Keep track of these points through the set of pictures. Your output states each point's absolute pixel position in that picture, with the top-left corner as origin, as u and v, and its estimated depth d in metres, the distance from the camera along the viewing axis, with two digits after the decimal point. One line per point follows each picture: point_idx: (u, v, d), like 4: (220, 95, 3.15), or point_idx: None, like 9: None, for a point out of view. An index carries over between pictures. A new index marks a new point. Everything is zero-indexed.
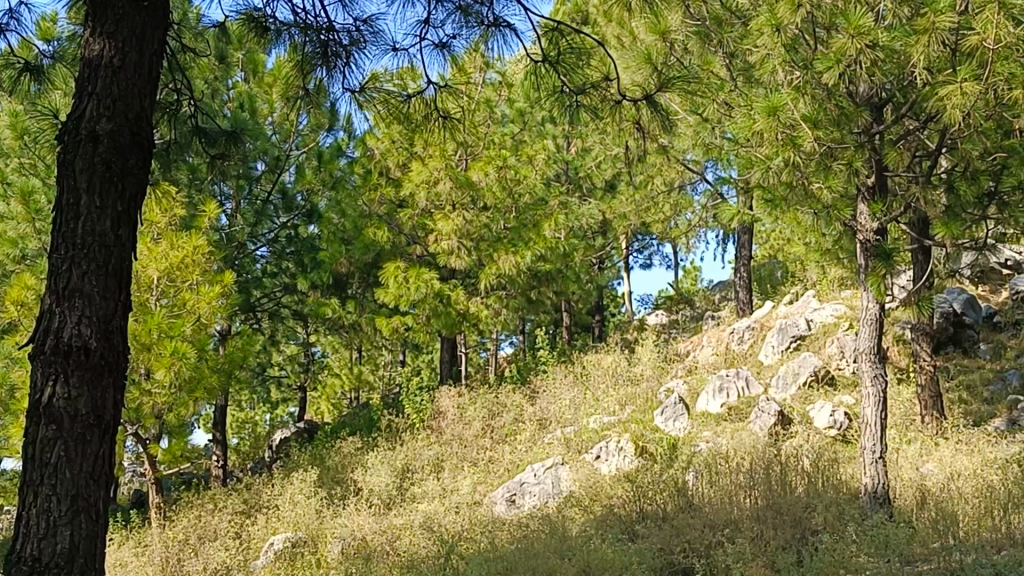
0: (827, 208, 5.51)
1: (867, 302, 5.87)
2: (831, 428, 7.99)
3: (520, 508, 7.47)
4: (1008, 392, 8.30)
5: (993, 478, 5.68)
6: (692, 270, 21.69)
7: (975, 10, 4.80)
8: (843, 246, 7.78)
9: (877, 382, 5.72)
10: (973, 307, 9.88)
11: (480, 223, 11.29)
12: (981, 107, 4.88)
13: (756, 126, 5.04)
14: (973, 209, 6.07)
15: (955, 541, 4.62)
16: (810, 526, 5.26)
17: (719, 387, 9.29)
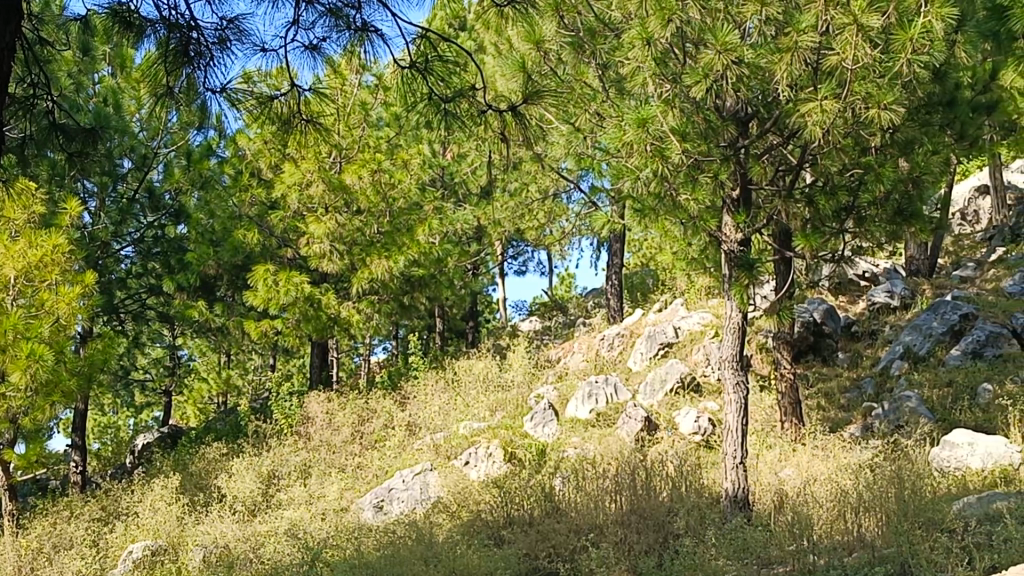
0: (693, 219, 5.62)
1: (730, 311, 6.02)
2: (695, 434, 8.15)
3: (387, 515, 7.43)
4: (863, 399, 8.62)
5: (846, 482, 5.88)
6: (567, 276, 21.92)
7: (836, 31, 4.99)
8: (710, 257, 7.94)
9: (739, 389, 5.87)
10: (833, 317, 10.22)
11: (353, 227, 11.22)
12: (839, 125, 5.07)
13: (626, 137, 5.12)
14: (831, 224, 6.27)
15: (810, 544, 4.76)
16: (672, 530, 5.36)
17: (587, 394, 9.41)
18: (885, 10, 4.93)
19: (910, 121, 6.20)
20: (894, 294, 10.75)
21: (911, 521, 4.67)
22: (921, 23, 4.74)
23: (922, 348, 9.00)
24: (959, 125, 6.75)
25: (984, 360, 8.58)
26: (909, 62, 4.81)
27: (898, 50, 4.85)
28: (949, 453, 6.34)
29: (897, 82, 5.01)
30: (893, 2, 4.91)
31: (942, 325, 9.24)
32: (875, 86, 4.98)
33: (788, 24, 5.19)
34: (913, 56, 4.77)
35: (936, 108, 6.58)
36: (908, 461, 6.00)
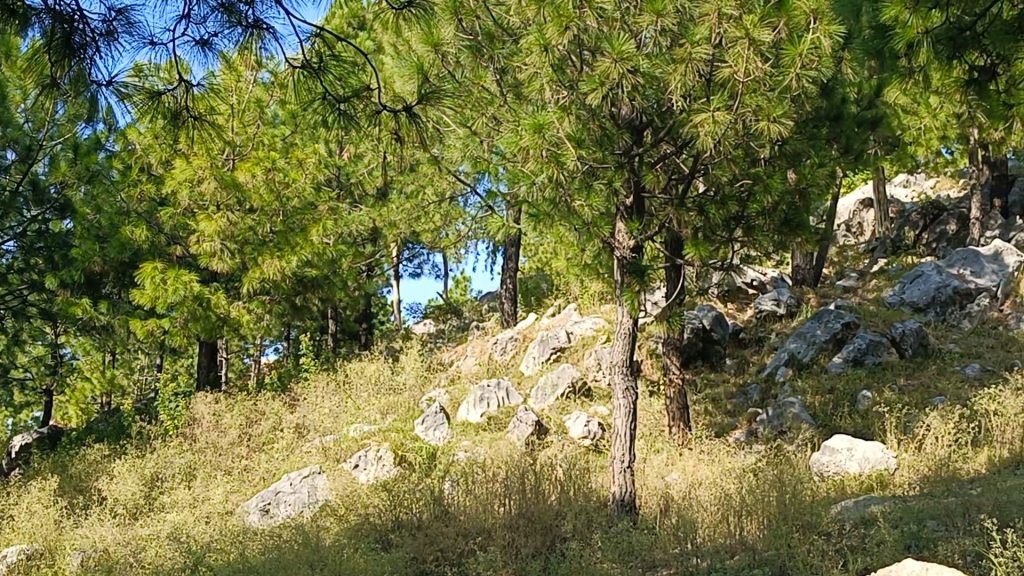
0: (587, 225, 5.66)
1: (621, 316, 6.09)
2: (585, 438, 8.21)
3: (273, 518, 7.33)
4: (749, 405, 8.80)
5: (730, 485, 5.99)
6: (462, 280, 21.96)
7: (729, 44, 5.09)
8: (603, 263, 8.00)
9: (628, 394, 5.95)
10: (721, 324, 10.40)
11: (245, 225, 11.02)
12: (730, 136, 5.19)
13: (521, 142, 5.14)
14: (721, 233, 6.39)
15: (694, 547, 4.84)
16: (559, 534, 5.41)
17: (479, 398, 9.41)
18: (776, 24, 5.04)
19: (797, 134, 6.38)
20: (781, 302, 11.00)
21: (791, 524, 4.76)
22: (810, 39, 4.87)
23: (806, 356, 9.23)
24: (844, 140, 6.94)
25: (865, 367, 8.84)
26: (798, 76, 4.95)
27: (787, 65, 4.98)
28: (829, 458, 6.51)
29: (786, 96, 5.16)
30: (784, 17, 5.02)
31: (825, 333, 9.48)
32: (765, 100, 5.11)
33: (683, 35, 5.27)
34: (802, 71, 4.91)
35: (823, 122, 6.76)
36: (790, 466, 6.14)
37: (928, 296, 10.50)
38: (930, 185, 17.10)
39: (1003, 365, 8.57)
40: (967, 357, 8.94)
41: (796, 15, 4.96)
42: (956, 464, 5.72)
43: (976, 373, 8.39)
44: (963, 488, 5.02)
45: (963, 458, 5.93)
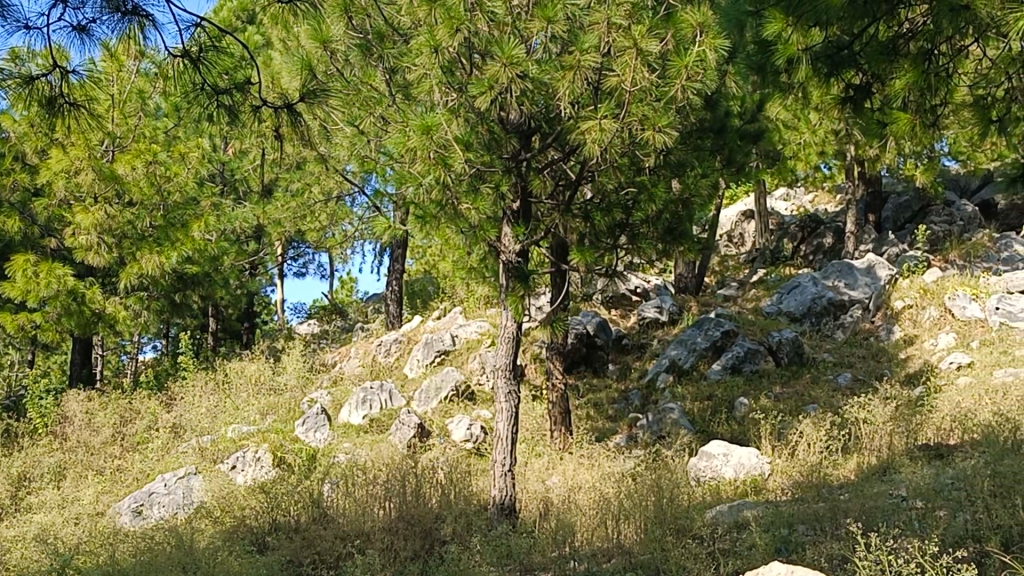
0: (473, 228, 5.66)
1: (505, 320, 6.09)
2: (467, 441, 8.21)
3: (146, 519, 7.14)
4: (629, 410, 8.91)
5: (608, 489, 6.04)
6: (348, 280, 21.80)
7: (617, 53, 5.14)
8: (489, 267, 8.02)
9: (511, 398, 5.97)
10: (605, 330, 10.54)
11: (124, 219, 10.70)
12: (616, 144, 5.27)
13: (409, 143, 5.10)
14: (606, 239, 6.47)
15: (571, 551, 4.86)
16: (439, 537, 5.40)
17: (361, 399, 9.33)
18: (663, 36, 5.11)
19: (682, 145, 6.50)
20: (663, 309, 11.17)
21: (666, 528, 4.83)
22: (696, 52, 4.97)
23: (686, 362, 9.39)
24: (728, 153, 7.00)
25: (742, 374, 9.04)
26: (683, 88, 5.07)
27: (673, 76, 5.09)
28: (706, 463, 6.64)
29: (672, 106, 5.27)
30: (671, 29, 5.09)
31: (705, 340, 9.66)
32: (651, 110, 5.21)
33: (573, 42, 5.30)
34: (687, 82, 5.03)
35: (707, 134, 6.88)
36: (668, 471, 6.23)
37: (804, 306, 10.78)
38: (809, 200, 17.60)
39: (873, 375, 8.86)
40: (840, 367, 9.21)
41: (683, 27, 5.06)
42: (826, 470, 5.88)
43: (847, 382, 8.66)
44: (833, 493, 5.16)
45: (833, 463, 6.09)
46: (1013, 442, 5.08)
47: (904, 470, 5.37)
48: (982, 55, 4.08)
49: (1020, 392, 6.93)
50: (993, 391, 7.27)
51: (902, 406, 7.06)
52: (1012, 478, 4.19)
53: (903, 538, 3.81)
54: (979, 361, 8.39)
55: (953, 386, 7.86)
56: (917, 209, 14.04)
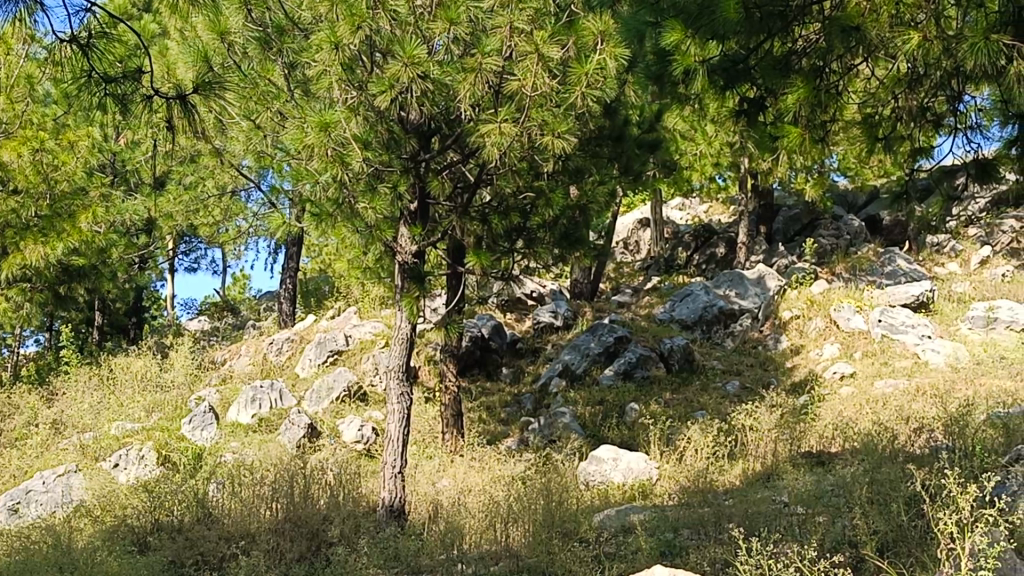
0: (369, 227, 5.58)
1: (399, 321, 6.04)
2: (358, 442, 8.12)
3: (21, 519, 6.91)
4: (521, 414, 8.93)
5: (498, 492, 6.03)
6: (241, 277, 21.46)
7: (519, 57, 5.17)
8: (385, 267, 7.96)
9: (402, 399, 5.92)
10: (500, 334, 10.56)
11: (7, 207, 10.34)
12: (515, 148, 5.28)
13: (306, 140, 5.00)
14: (503, 243, 6.46)
15: (459, 553, 4.82)
16: (326, 539, 5.32)
17: (251, 398, 9.18)
18: (565, 43, 5.16)
19: (580, 151, 6.56)
20: (558, 314, 11.24)
21: (553, 532, 4.83)
22: (596, 60, 5.02)
23: (578, 367, 9.46)
24: (625, 161, 7.05)
25: (633, 380, 9.13)
26: (583, 94, 5.13)
27: (573, 82, 5.15)
28: (595, 467, 6.68)
29: (570, 112, 5.34)
30: (573, 37, 5.14)
31: (598, 346, 9.74)
32: (551, 115, 5.24)
33: (474, 46, 5.30)
34: (586, 89, 5.08)
35: (605, 141, 6.94)
36: (557, 474, 6.25)
37: (696, 314, 10.95)
38: (703, 210, 17.90)
39: (760, 383, 9.04)
40: (728, 374, 9.38)
41: (585, 34, 5.09)
42: (713, 475, 5.97)
43: (735, 390, 8.81)
44: (718, 499, 5.23)
45: (719, 469, 6.18)
46: (890, 451, 5.22)
47: (788, 476, 5.48)
48: (870, 74, 4.20)
49: (899, 403, 7.14)
50: (873, 401, 7.47)
51: (786, 413, 7.20)
52: (889, 485, 4.29)
53: (782, 543, 3.88)
54: (861, 371, 8.63)
55: (836, 395, 8.06)
56: (806, 222, 14.39)
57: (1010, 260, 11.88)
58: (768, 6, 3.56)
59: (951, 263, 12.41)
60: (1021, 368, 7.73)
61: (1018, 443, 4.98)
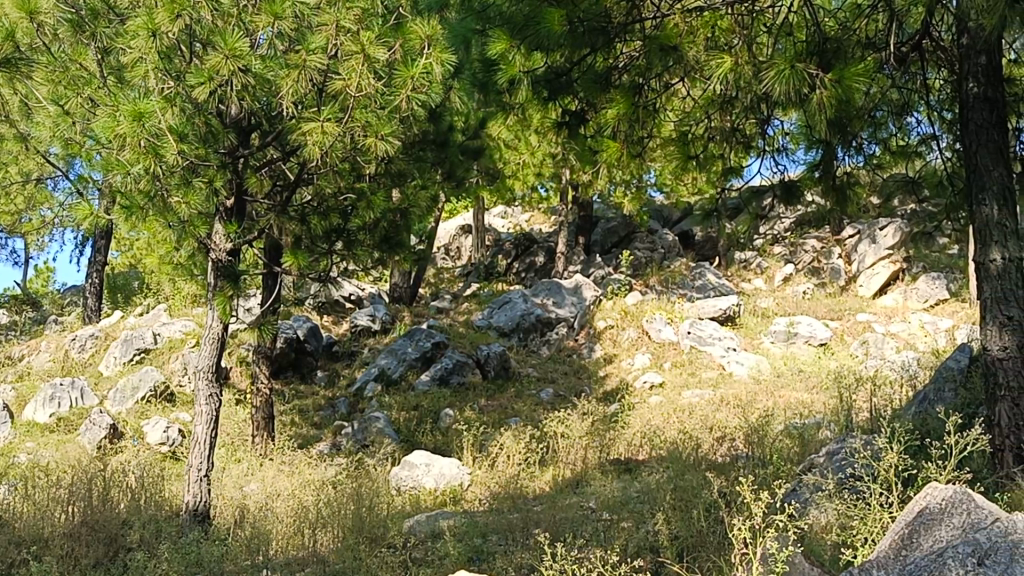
0: (183, 223, 5.35)
1: (211, 321, 5.85)
2: (163, 444, 7.85)
3: None
4: (335, 418, 8.80)
5: (308, 497, 5.90)
6: (44, 269, 20.52)
7: (344, 57, 5.12)
8: (198, 265, 7.74)
9: (211, 401, 5.74)
10: (315, 336, 10.42)
11: None
12: (337, 148, 5.18)
13: (117, 129, 4.77)
14: (321, 244, 6.30)
15: (265, 559, 4.68)
16: (125, 544, 5.11)
17: (49, 397, 8.75)
18: (392, 45, 5.20)
19: (404, 155, 6.56)
20: (376, 318, 11.23)
21: (361, 537, 4.77)
22: (422, 64, 5.03)
23: (395, 371, 9.42)
24: (449, 167, 7.09)
25: (449, 386, 9.14)
26: (408, 98, 5.12)
27: (399, 85, 5.13)
28: (407, 473, 6.66)
29: (395, 116, 5.25)
30: (399, 39, 5.18)
31: (415, 351, 9.73)
32: (375, 117, 5.16)
33: (298, 42, 5.14)
34: (412, 93, 5.09)
35: (429, 145, 6.94)
36: (368, 479, 6.18)
37: (513, 321, 11.06)
38: (525, 219, 18.16)
39: (573, 391, 9.19)
40: (542, 382, 9.51)
41: (412, 38, 5.11)
42: (524, 481, 6.01)
43: (549, 397, 8.94)
44: (528, 504, 5.27)
45: (530, 475, 6.22)
46: (693, 459, 5.39)
47: (596, 483, 5.59)
48: (686, 94, 4.30)
49: (705, 412, 7.38)
50: (681, 410, 7.70)
51: (597, 420, 7.33)
52: (689, 491, 4.41)
53: (585, 548, 3.94)
54: (669, 381, 8.88)
55: (645, 404, 8.27)
56: (623, 235, 14.75)
57: (811, 278, 12.48)
58: (591, 21, 3.62)
59: (757, 279, 12.94)
60: (816, 381, 8.11)
61: (810, 452, 5.22)
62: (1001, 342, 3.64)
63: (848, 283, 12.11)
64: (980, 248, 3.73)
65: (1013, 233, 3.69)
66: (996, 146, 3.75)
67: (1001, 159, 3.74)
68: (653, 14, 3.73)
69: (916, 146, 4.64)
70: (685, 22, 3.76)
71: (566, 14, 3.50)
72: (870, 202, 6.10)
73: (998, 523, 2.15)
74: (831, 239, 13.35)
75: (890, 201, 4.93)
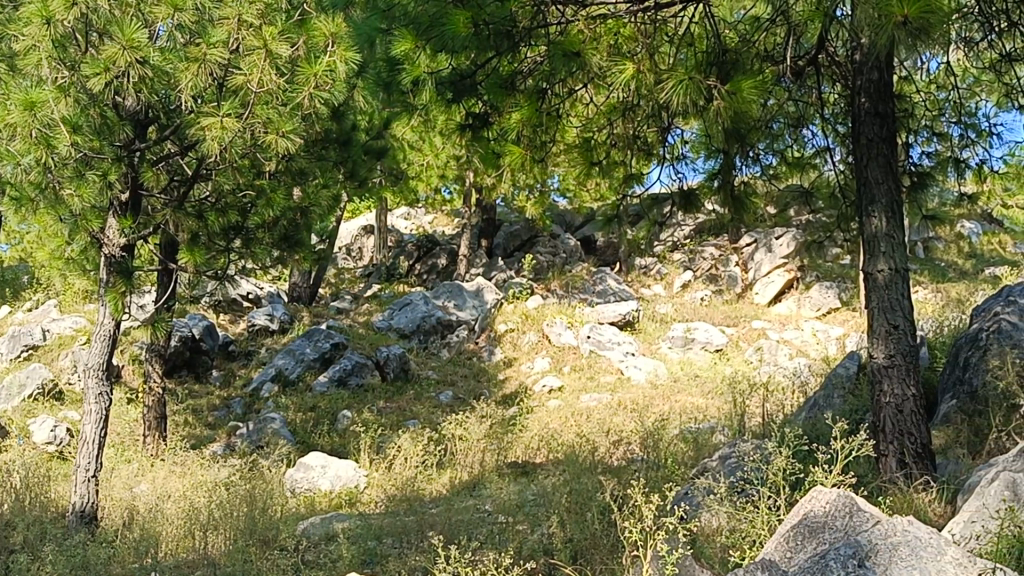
0: (74, 216, 5.20)
1: (102, 317, 5.68)
2: (50, 444, 7.62)
3: None
4: (230, 419, 8.65)
5: (201, 497, 5.77)
6: None
7: (245, 53, 5.03)
8: (89, 260, 7.54)
9: (100, 399, 5.57)
10: (211, 335, 10.23)
11: None
12: (236, 145, 5.07)
13: (7, 118, 4.59)
14: (219, 241, 6.15)
15: (154, 561, 4.56)
16: (7, 547, 4.93)
17: None
18: (294, 41, 5.13)
19: (305, 153, 6.48)
20: (274, 318, 11.10)
21: (252, 539, 4.68)
22: (326, 61, 5.03)
23: (292, 372, 9.31)
24: (350, 166, 7.02)
25: (347, 388, 9.06)
26: (310, 95, 5.10)
27: (301, 82, 5.10)
28: (302, 474, 6.59)
29: (296, 113, 5.19)
30: (303, 35, 5.13)
31: (314, 351, 9.64)
32: (276, 113, 5.07)
33: (199, 35, 5.02)
34: (315, 90, 5.07)
35: (332, 143, 6.87)
36: (262, 480, 6.09)
37: (414, 323, 11.01)
38: (428, 221, 18.11)
39: (472, 394, 9.19)
40: (441, 384, 9.49)
41: (316, 35, 5.09)
42: (421, 484, 5.98)
43: (448, 400, 8.92)
44: (424, 507, 5.25)
45: (427, 477, 6.19)
46: (589, 463, 5.42)
47: (492, 486, 5.59)
48: (590, 100, 4.32)
49: (602, 416, 7.45)
50: (578, 414, 7.75)
51: (495, 424, 7.33)
52: (584, 495, 4.44)
53: (480, 551, 3.93)
54: (568, 385, 8.94)
55: (544, 407, 8.31)
56: (525, 239, 14.80)
57: (709, 285, 12.67)
58: (496, 25, 3.61)
59: (656, 285, 13.10)
60: (711, 387, 8.24)
61: (703, 456, 5.29)
62: (886, 350, 3.74)
63: (744, 290, 12.35)
64: (868, 258, 3.83)
65: (899, 245, 3.80)
66: (886, 160, 3.86)
67: (891, 173, 3.85)
68: (558, 20, 3.73)
69: (811, 158, 4.73)
70: (588, 28, 3.76)
71: (472, 16, 3.47)
72: (766, 212, 6.23)
73: (879, 526, 2.21)
74: (729, 247, 13.58)
75: (785, 211, 5.03)
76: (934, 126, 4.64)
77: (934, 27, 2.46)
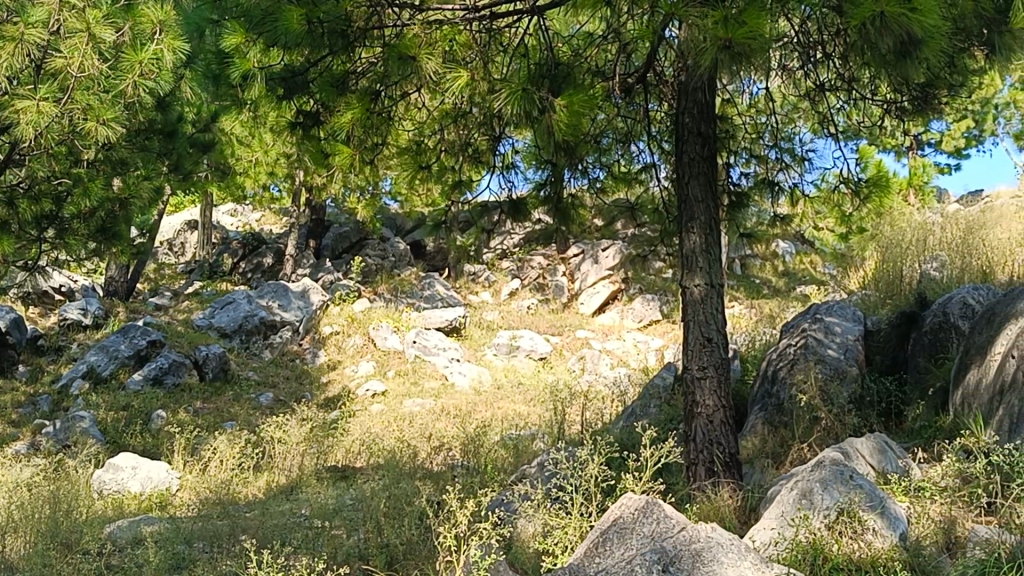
0: None
1: None
2: None
3: None
4: (35, 416, 8.24)
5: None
6: None
7: (66, 35, 4.78)
8: None
9: None
10: (18, 329, 9.79)
11: None
12: (53, 130, 4.83)
13: None
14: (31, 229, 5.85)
15: None
16: None
17: None
18: (119, 26, 4.94)
19: (128, 142, 6.25)
20: (88, 313, 10.69)
21: (54, 543, 4.47)
22: (152, 49, 4.91)
23: (104, 370, 8.97)
24: (176, 158, 6.72)
25: (163, 387, 8.78)
26: (135, 84, 4.97)
27: (126, 70, 4.91)
28: (111, 475, 6.35)
29: (118, 102, 5.00)
30: (129, 21, 4.96)
31: (128, 349, 9.31)
32: (97, 100, 4.88)
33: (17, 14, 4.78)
34: (140, 78, 4.94)
35: (155, 134, 6.49)
36: (67, 482, 5.83)
37: (235, 322, 10.72)
38: (256, 219, 17.75)
39: (294, 396, 9.06)
40: (262, 386, 9.31)
41: (142, 21, 4.96)
42: (235, 487, 5.82)
43: (269, 402, 8.75)
44: (238, 511, 5.14)
45: (242, 480, 6.03)
46: (409, 468, 5.41)
47: (310, 490, 5.50)
48: (423, 105, 4.25)
49: (424, 421, 7.45)
50: (400, 419, 7.73)
51: (316, 427, 7.23)
52: (402, 501, 4.41)
53: (293, 556, 3.86)
54: (392, 390, 8.90)
55: (366, 411, 8.23)
56: (354, 241, 14.67)
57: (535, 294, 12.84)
58: (331, 24, 3.53)
59: (484, 292, 13.20)
60: (533, 394, 8.34)
61: (522, 463, 5.35)
62: (700, 362, 3.87)
63: (570, 300, 12.58)
64: (686, 273, 3.94)
65: (714, 260, 3.94)
66: (706, 179, 3.99)
67: (710, 191, 3.99)
68: (394, 23, 3.69)
69: (637, 173, 4.86)
70: (424, 32, 3.71)
71: (306, 13, 3.40)
72: (592, 225, 6.36)
73: (684, 532, 2.28)
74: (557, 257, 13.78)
75: (610, 224, 5.13)
76: (753, 149, 4.83)
77: (754, 53, 2.55)
